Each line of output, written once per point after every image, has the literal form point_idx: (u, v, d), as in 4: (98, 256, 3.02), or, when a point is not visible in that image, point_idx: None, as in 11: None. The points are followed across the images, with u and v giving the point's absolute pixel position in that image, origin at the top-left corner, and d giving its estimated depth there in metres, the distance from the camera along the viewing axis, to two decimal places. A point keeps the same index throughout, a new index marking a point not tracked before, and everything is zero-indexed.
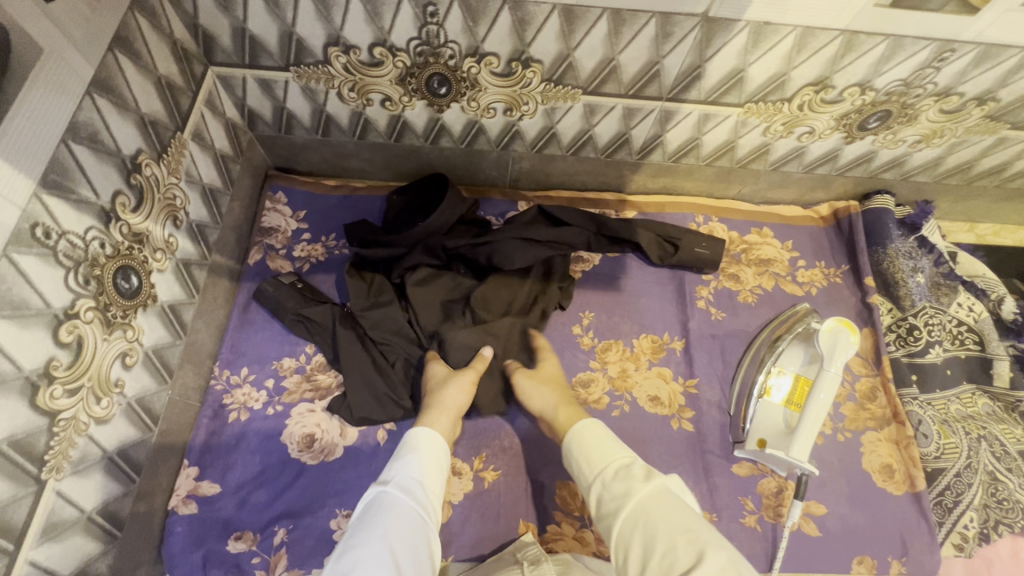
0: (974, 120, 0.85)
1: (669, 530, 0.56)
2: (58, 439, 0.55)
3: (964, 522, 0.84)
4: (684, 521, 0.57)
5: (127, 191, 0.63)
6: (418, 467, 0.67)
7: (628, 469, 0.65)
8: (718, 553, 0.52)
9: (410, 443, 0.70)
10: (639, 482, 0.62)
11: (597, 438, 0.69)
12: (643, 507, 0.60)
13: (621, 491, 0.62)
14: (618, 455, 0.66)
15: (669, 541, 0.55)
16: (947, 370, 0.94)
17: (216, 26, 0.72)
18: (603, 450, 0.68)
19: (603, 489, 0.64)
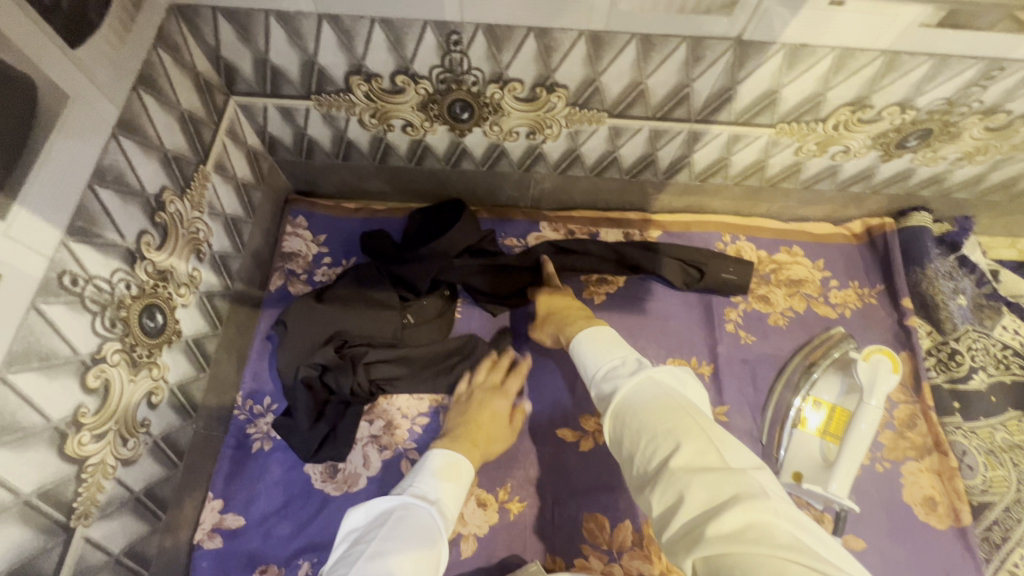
0: (1022, 136, 0.81)
1: (653, 418, 0.52)
2: (86, 485, 0.55)
3: (1014, 560, 0.80)
4: (677, 415, 0.52)
5: (151, 229, 0.63)
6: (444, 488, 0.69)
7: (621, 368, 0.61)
8: (699, 443, 0.49)
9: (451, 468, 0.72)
10: (624, 378, 0.59)
11: (601, 340, 0.68)
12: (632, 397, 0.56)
13: (613, 389, 0.59)
14: (612, 358, 0.64)
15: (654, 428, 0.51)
16: (991, 397, 0.89)
17: (238, 58, 0.72)
18: (602, 354, 0.65)
19: (601, 391, 0.61)
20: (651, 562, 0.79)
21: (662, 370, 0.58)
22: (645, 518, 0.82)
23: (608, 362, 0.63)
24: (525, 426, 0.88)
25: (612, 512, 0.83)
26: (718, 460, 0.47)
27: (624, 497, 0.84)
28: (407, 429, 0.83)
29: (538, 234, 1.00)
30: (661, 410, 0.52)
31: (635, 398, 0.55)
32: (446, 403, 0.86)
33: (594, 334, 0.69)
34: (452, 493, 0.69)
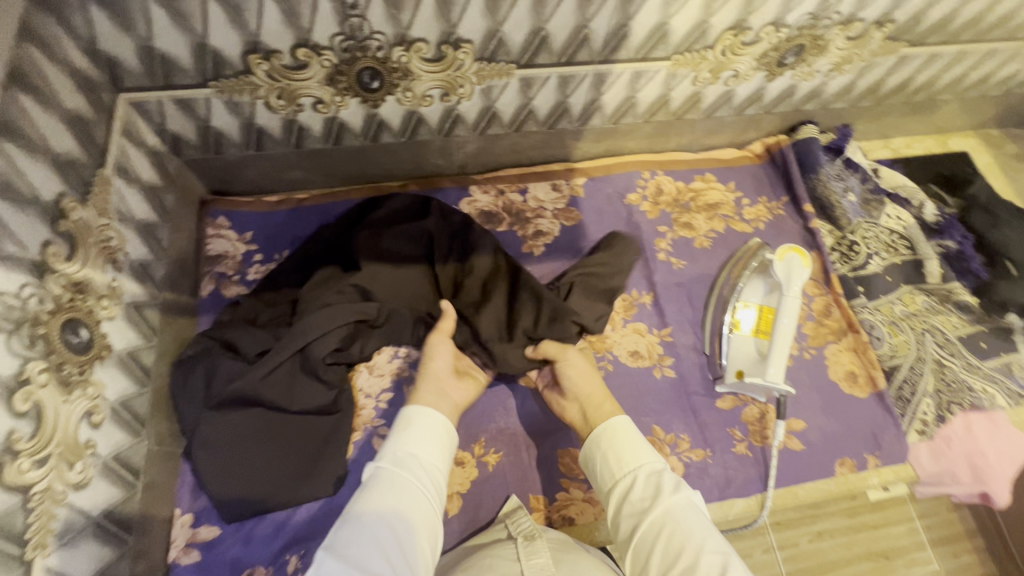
0: (877, 43, 0.92)
1: (704, 533, 0.54)
2: (37, 514, 0.51)
3: (923, 410, 0.92)
4: (713, 532, 0.54)
5: (56, 239, 0.58)
6: (412, 442, 0.62)
7: (655, 474, 0.61)
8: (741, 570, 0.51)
9: (404, 420, 0.65)
10: (666, 488, 0.59)
11: (622, 439, 0.65)
12: (670, 507, 0.57)
13: (653, 496, 0.59)
14: (644, 458, 0.63)
15: (702, 545, 0.53)
16: (888, 277, 1.02)
17: (118, 48, 0.67)
18: (634, 446, 0.64)
19: (631, 488, 0.61)
20: None
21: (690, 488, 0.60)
22: None
23: (642, 463, 0.62)
24: (489, 382, 0.90)
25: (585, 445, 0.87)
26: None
27: None
28: (372, 407, 0.83)
29: (470, 198, 1.02)
30: (700, 524, 0.55)
31: (679, 516, 0.56)
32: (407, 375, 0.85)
33: (618, 423, 0.67)
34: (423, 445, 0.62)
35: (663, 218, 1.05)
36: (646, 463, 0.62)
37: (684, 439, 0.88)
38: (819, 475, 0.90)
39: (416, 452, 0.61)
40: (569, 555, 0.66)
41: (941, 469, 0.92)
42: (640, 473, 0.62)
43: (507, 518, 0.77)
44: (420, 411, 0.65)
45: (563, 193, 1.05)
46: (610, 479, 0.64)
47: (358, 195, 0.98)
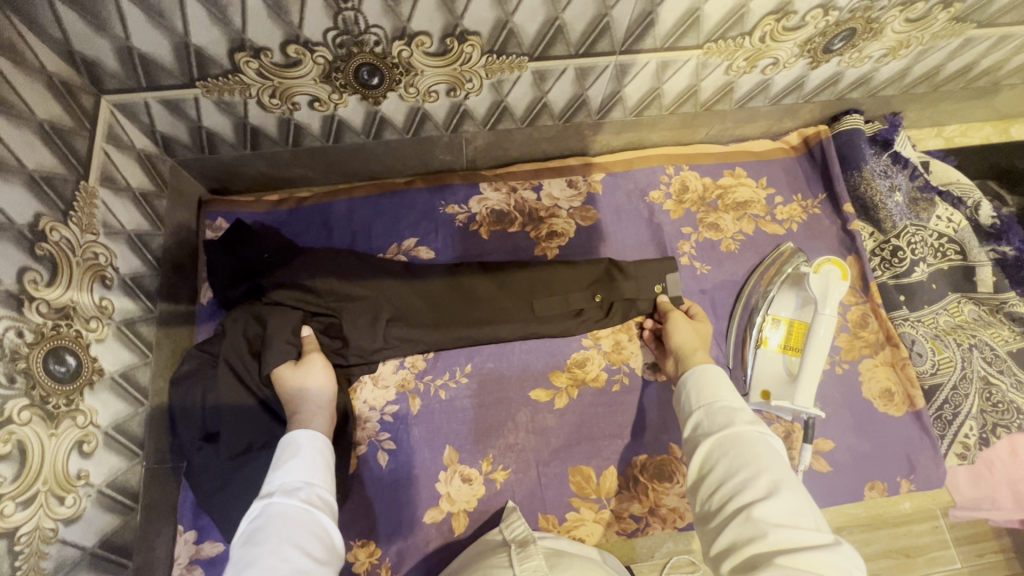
0: (940, 24, 0.81)
1: (764, 464, 0.54)
2: (24, 557, 0.50)
3: (965, 432, 0.86)
4: (773, 462, 0.54)
5: (35, 265, 0.55)
6: (303, 468, 0.60)
7: (734, 410, 0.61)
8: (795, 496, 0.51)
9: (289, 447, 0.62)
10: (738, 419, 0.59)
11: (702, 378, 0.66)
12: (731, 437, 0.57)
13: (724, 423, 0.59)
14: (719, 396, 0.63)
15: (758, 474, 0.53)
16: (933, 285, 0.94)
17: (95, 50, 0.61)
18: (717, 385, 0.65)
19: (704, 419, 0.62)
20: (640, 501, 0.82)
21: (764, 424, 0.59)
22: (629, 461, 0.84)
23: (723, 398, 0.63)
24: (497, 395, 0.86)
25: (596, 462, 0.84)
26: (810, 523, 0.49)
27: (607, 446, 0.85)
28: (377, 419, 0.84)
29: (480, 196, 0.96)
30: (755, 452, 0.55)
31: (741, 443, 0.56)
32: (413, 387, 0.85)
33: (707, 367, 0.68)
34: (304, 467, 0.60)
35: (686, 218, 0.97)
36: (721, 402, 0.62)
37: None
38: (846, 499, 0.85)
39: (316, 477, 0.60)
40: (563, 559, 0.64)
41: (981, 494, 0.86)
42: (712, 407, 0.63)
43: (504, 521, 0.76)
44: (305, 434, 0.64)
45: (579, 190, 0.97)
46: (688, 409, 0.65)
47: (361, 193, 0.94)
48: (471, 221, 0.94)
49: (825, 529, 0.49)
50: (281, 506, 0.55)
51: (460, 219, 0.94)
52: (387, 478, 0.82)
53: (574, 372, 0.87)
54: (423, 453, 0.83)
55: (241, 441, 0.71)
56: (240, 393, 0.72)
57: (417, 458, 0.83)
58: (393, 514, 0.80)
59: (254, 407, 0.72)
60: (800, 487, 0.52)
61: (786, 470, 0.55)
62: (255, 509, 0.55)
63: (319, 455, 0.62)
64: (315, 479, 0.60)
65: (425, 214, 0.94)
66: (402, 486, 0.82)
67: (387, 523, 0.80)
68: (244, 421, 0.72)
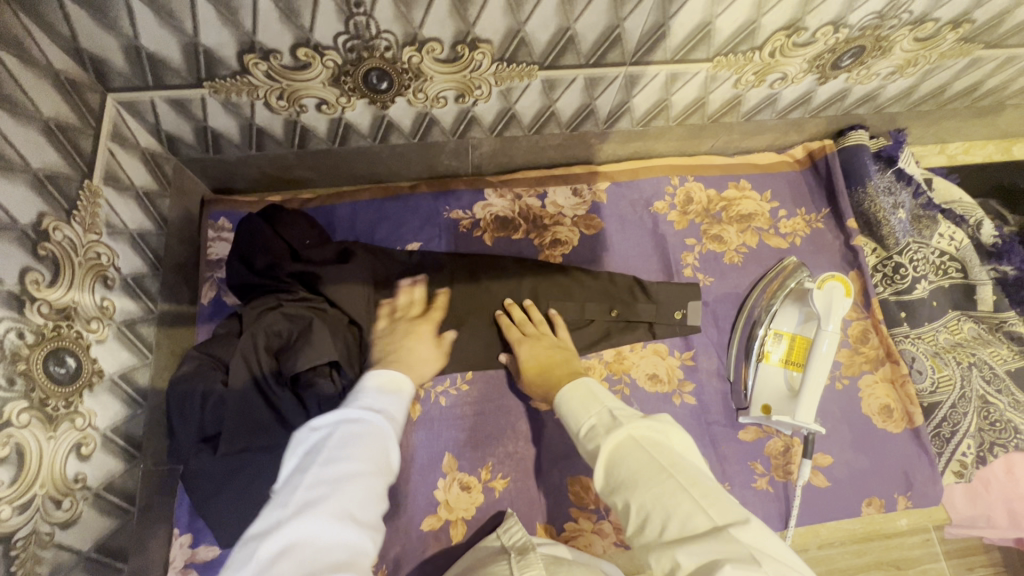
0: (948, 44, 0.81)
1: (654, 476, 0.48)
2: (21, 562, 0.49)
3: (963, 450, 0.86)
4: (666, 466, 0.48)
5: (38, 265, 0.54)
6: (391, 400, 0.61)
7: (607, 419, 0.56)
8: (691, 501, 0.45)
9: (392, 382, 0.64)
10: (602, 436, 0.54)
11: (581, 397, 0.60)
12: (619, 448, 0.52)
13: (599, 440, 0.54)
14: (588, 414, 0.57)
15: (651, 488, 0.47)
16: (933, 302, 0.94)
17: (102, 47, 0.61)
18: (586, 404, 0.58)
19: (591, 435, 0.56)
20: None
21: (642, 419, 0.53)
22: None
23: (591, 418, 0.57)
24: (497, 403, 0.86)
25: (595, 472, 0.84)
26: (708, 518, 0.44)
27: None
28: None
29: (484, 202, 0.96)
30: (646, 461, 0.49)
31: (627, 456, 0.51)
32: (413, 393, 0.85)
33: (571, 387, 0.62)
34: (363, 449, 0.52)
35: (691, 229, 0.97)
36: (586, 421, 0.57)
37: None
38: (843, 514, 0.85)
39: (402, 415, 0.61)
40: (563, 565, 0.64)
41: (977, 512, 0.86)
42: (590, 423, 0.57)
43: (502, 526, 0.76)
44: (405, 378, 0.66)
45: (584, 198, 0.97)
46: (575, 429, 0.59)
47: (365, 196, 0.94)
48: (475, 227, 0.94)
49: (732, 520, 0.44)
50: (330, 494, 0.47)
51: (464, 225, 0.94)
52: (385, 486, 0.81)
53: None
54: (422, 459, 0.83)
55: (238, 444, 0.69)
56: (245, 394, 0.71)
57: (416, 465, 0.83)
58: (391, 521, 0.80)
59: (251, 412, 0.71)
60: (695, 483, 0.47)
61: (670, 476, 0.48)
62: (303, 480, 0.48)
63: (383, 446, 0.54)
64: (400, 416, 0.61)
65: (429, 218, 0.94)
66: (401, 494, 0.81)
67: (385, 531, 0.79)
68: (245, 424, 0.70)
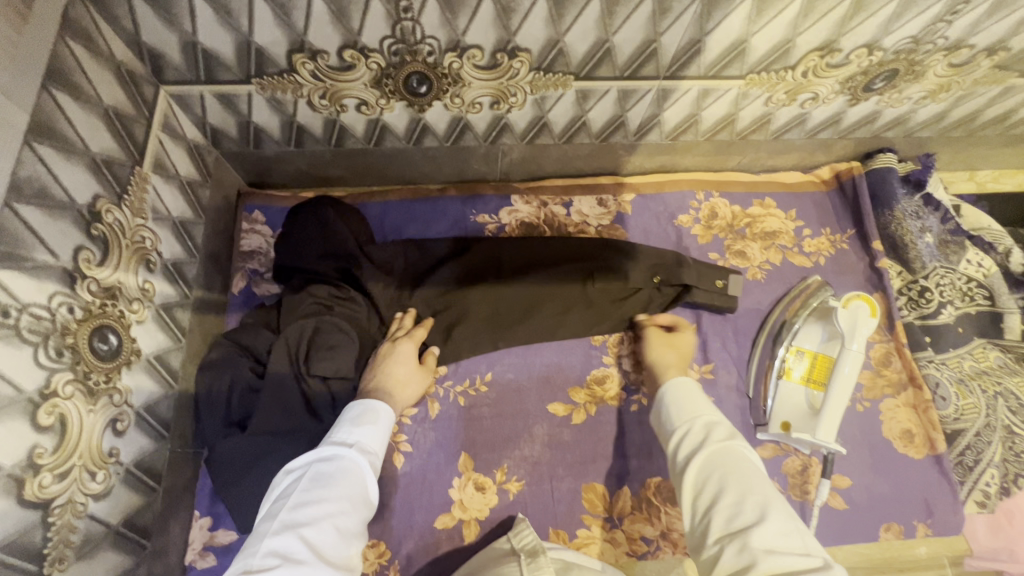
0: (982, 71, 0.82)
1: (755, 488, 0.52)
2: (56, 529, 0.51)
3: (986, 480, 0.85)
4: (762, 486, 0.53)
5: (89, 244, 0.56)
6: (374, 434, 0.63)
7: (714, 425, 0.61)
8: (783, 517, 0.50)
9: (368, 412, 0.65)
10: (722, 434, 0.59)
11: (688, 394, 0.65)
12: (724, 457, 0.56)
13: (702, 442, 0.59)
14: (701, 413, 0.62)
15: (748, 496, 0.52)
16: (959, 328, 0.93)
17: (160, 41, 0.64)
18: (699, 403, 0.64)
19: (686, 436, 0.61)
20: (652, 524, 0.82)
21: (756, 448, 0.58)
22: (643, 482, 0.84)
23: (703, 413, 0.62)
24: (516, 406, 0.87)
25: (611, 480, 0.84)
26: (800, 545, 0.48)
27: (621, 465, 0.84)
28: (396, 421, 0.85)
29: (510, 207, 0.97)
30: (747, 473, 0.54)
31: (731, 462, 0.55)
32: (433, 392, 0.86)
33: (687, 383, 0.67)
34: (334, 487, 0.55)
35: (715, 243, 0.98)
36: (700, 419, 0.61)
37: None
38: (861, 539, 0.84)
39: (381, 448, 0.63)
40: None
41: (999, 545, 0.85)
42: (698, 423, 0.61)
43: (511, 530, 0.75)
44: (385, 407, 0.67)
45: (609, 209, 0.99)
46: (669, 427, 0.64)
47: (395, 197, 0.96)
48: (500, 232, 0.96)
49: (817, 552, 0.47)
50: (294, 538, 0.49)
51: (490, 229, 0.96)
52: (400, 482, 0.82)
53: (594, 390, 0.88)
54: (438, 458, 0.84)
55: (265, 428, 0.71)
56: (273, 382, 0.73)
57: (432, 463, 0.83)
58: (405, 517, 0.80)
59: (281, 397, 0.73)
60: (788, 510, 0.51)
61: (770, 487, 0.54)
62: (274, 528, 0.50)
63: (358, 483, 0.57)
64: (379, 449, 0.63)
65: (456, 220, 0.96)
66: (416, 492, 0.82)
67: (398, 528, 0.80)
68: (272, 409, 0.72)
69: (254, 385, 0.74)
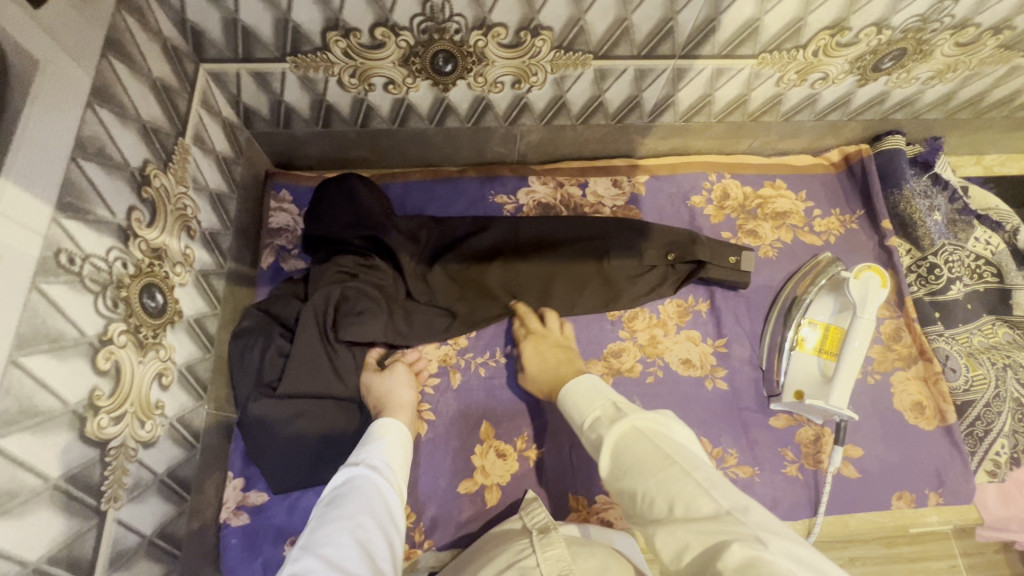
0: (988, 50, 0.84)
1: (655, 470, 0.50)
2: (112, 469, 0.54)
3: (996, 450, 0.87)
4: (663, 460, 0.50)
5: (139, 206, 0.60)
6: (385, 450, 0.64)
7: (610, 414, 0.58)
8: (690, 488, 0.47)
9: (376, 434, 0.67)
10: (605, 428, 0.57)
11: (580, 394, 0.63)
12: (625, 447, 0.54)
13: (601, 437, 0.57)
14: (591, 411, 0.60)
15: (652, 483, 0.49)
16: (967, 305, 0.95)
17: (204, 19, 0.68)
18: (589, 398, 0.62)
19: (593, 435, 0.59)
20: None
21: (643, 414, 0.56)
22: None
23: (598, 406, 0.60)
24: None
25: None
26: (709, 507, 0.45)
27: None
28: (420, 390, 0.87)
29: (527, 188, 1.00)
30: (646, 456, 0.51)
31: (628, 449, 0.53)
32: (455, 363, 0.89)
33: (577, 381, 0.65)
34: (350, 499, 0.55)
35: (727, 223, 1.00)
36: (591, 416, 0.60)
37: (732, 454, 0.85)
38: (874, 507, 0.85)
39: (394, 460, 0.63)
40: (586, 547, 0.61)
41: (1010, 514, 0.87)
42: (596, 418, 0.59)
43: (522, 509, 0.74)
44: (392, 423, 0.68)
45: (623, 189, 1.01)
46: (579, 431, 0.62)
47: (416, 178, 0.99)
48: (518, 211, 0.99)
49: (730, 508, 0.45)
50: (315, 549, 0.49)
51: (508, 208, 0.99)
52: (424, 448, 0.85)
53: (610, 361, 0.90)
54: (460, 425, 0.86)
55: (297, 389, 0.74)
56: (304, 347, 0.75)
57: (454, 431, 0.86)
58: (429, 482, 0.83)
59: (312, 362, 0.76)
60: (696, 477, 0.48)
61: (672, 453, 0.51)
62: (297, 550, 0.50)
63: (373, 490, 0.57)
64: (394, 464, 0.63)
65: (475, 200, 0.99)
66: (440, 458, 0.84)
67: (422, 492, 0.82)
68: (305, 372, 0.75)
69: (285, 351, 0.77)
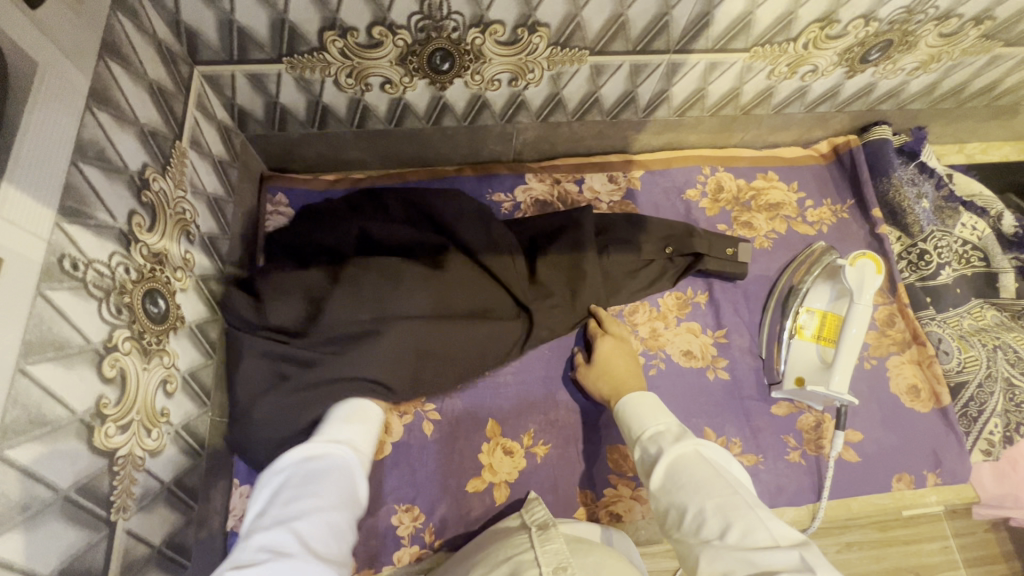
0: (970, 41, 0.87)
1: (713, 494, 0.52)
2: (120, 478, 0.53)
3: (990, 429, 0.89)
4: (724, 488, 0.53)
5: (139, 210, 0.59)
6: (360, 429, 0.64)
7: (664, 434, 0.62)
8: (748, 520, 0.49)
9: (358, 411, 0.66)
10: (668, 443, 0.60)
11: (644, 407, 0.66)
12: (685, 468, 0.56)
13: (657, 453, 0.60)
14: (657, 424, 0.63)
15: (707, 504, 0.52)
16: (957, 289, 0.98)
17: (199, 21, 0.67)
18: (652, 413, 0.65)
19: (644, 450, 0.62)
20: None
21: (710, 445, 0.59)
22: None
23: (655, 423, 0.64)
24: (539, 373, 0.89)
25: None
26: (763, 540, 0.48)
27: None
28: None
29: (524, 186, 1.00)
30: (707, 480, 0.54)
31: (688, 469, 0.56)
32: None
33: (637, 396, 0.68)
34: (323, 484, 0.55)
35: (722, 216, 1.02)
36: (650, 430, 0.63)
37: (736, 443, 0.86)
38: (875, 490, 0.87)
39: (368, 446, 0.64)
40: (584, 544, 0.60)
41: (1004, 492, 0.89)
42: (651, 436, 0.62)
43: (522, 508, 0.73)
44: (374, 407, 0.68)
45: (619, 184, 1.02)
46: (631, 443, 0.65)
47: (413, 178, 0.99)
48: (516, 209, 0.99)
49: (784, 545, 0.47)
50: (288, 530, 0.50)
51: (506, 206, 0.99)
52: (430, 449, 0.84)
53: None
54: (466, 424, 0.86)
55: None
56: None
57: (460, 430, 0.86)
58: (437, 482, 0.83)
59: None
60: (755, 509, 0.51)
61: (735, 486, 0.54)
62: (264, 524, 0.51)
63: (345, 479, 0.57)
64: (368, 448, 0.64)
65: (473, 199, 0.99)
66: (446, 457, 0.84)
67: (430, 492, 0.82)
68: None
69: None
